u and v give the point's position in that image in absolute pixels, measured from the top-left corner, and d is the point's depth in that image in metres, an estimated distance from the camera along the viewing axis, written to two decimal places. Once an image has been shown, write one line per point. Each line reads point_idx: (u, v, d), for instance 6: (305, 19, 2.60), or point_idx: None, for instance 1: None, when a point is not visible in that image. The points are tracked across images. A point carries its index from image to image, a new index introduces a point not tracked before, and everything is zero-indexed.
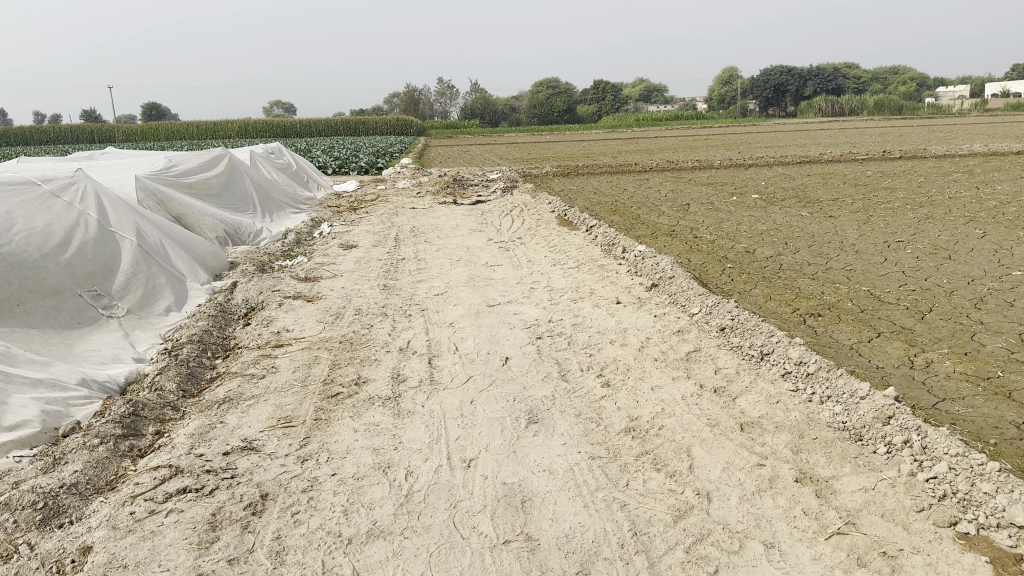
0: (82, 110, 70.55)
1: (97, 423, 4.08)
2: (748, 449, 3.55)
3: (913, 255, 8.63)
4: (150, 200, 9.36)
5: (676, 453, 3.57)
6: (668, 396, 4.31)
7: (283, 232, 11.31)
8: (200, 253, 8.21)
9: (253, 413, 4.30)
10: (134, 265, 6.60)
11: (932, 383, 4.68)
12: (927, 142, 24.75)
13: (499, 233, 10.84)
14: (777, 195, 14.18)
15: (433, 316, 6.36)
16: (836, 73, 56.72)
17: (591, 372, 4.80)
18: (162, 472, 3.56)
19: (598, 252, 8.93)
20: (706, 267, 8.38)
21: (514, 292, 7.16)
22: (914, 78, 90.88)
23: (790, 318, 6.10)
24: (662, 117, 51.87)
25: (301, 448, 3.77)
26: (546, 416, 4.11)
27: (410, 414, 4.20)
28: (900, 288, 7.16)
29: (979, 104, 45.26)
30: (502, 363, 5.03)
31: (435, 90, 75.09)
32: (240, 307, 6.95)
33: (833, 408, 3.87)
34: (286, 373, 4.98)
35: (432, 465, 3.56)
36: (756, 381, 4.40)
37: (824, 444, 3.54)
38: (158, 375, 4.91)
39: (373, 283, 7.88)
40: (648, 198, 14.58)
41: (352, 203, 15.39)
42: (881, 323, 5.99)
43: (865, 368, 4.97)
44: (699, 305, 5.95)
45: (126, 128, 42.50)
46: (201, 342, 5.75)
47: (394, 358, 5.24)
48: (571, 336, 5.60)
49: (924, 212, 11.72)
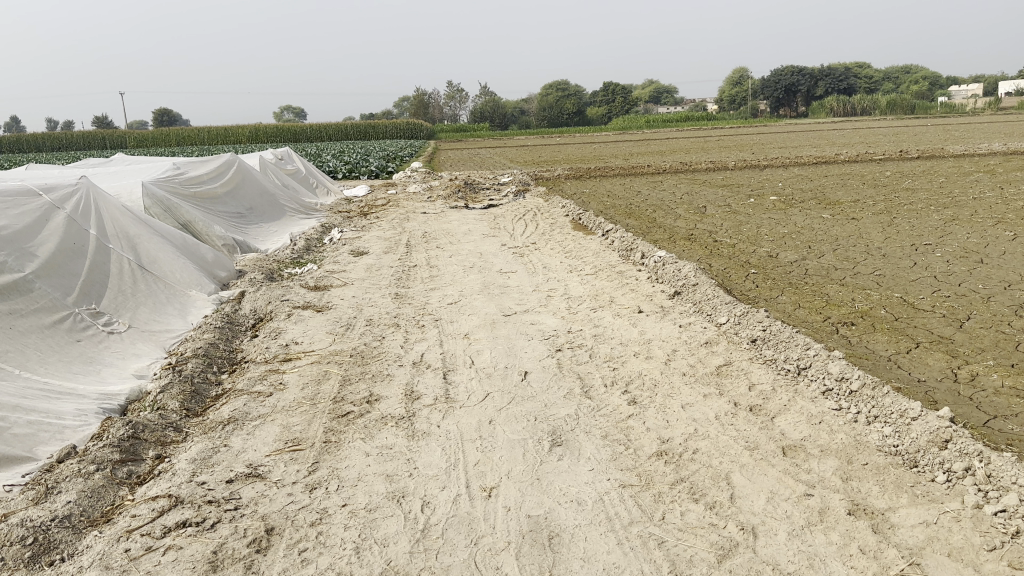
0: (94, 117, 71.17)
1: (94, 447, 3.83)
2: (793, 476, 3.28)
3: (943, 259, 8.30)
4: (157, 208, 9.18)
5: (714, 481, 3.30)
6: (700, 415, 4.04)
7: (292, 238, 11.08)
8: (206, 261, 8.00)
9: (259, 434, 4.05)
10: (133, 284, 6.40)
11: (981, 399, 4.38)
12: (945, 141, 24.37)
13: (513, 238, 10.60)
14: (795, 197, 13.86)
15: (447, 327, 6.10)
16: (848, 72, 56.23)
17: (616, 389, 4.52)
18: (161, 502, 3.32)
19: (615, 257, 8.66)
20: (729, 273, 8.10)
21: (531, 300, 6.88)
22: (926, 76, 90.16)
23: (821, 328, 5.83)
24: (674, 118, 51.61)
25: (309, 476, 3.52)
26: (571, 438, 3.84)
27: (425, 435, 3.94)
28: (934, 294, 6.85)
29: (995, 100, 44.78)
30: (521, 378, 4.77)
31: (444, 94, 74.91)
32: (248, 318, 6.72)
33: (882, 429, 3.59)
34: (294, 391, 4.73)
35: (450, 494, 3.29)
36: (795, 399, 4.11)
37: (875, 470, 3.27)
38: (161, 394, 4.68)
39: (384, 291, 7.63)
40: (662, 201, 14.29)
41: (363, 208, 15.14)
42: (918, 332, 5.70)
43: (906, 382, 4.68)
44: (727, 314, 5.67)
45: (137, 134, 42.48)
46: (207, 356, 5.51)
47: (407, 373, 4.99)
48: (593, 348, 5.33)
49: (951, 213, 11.40)
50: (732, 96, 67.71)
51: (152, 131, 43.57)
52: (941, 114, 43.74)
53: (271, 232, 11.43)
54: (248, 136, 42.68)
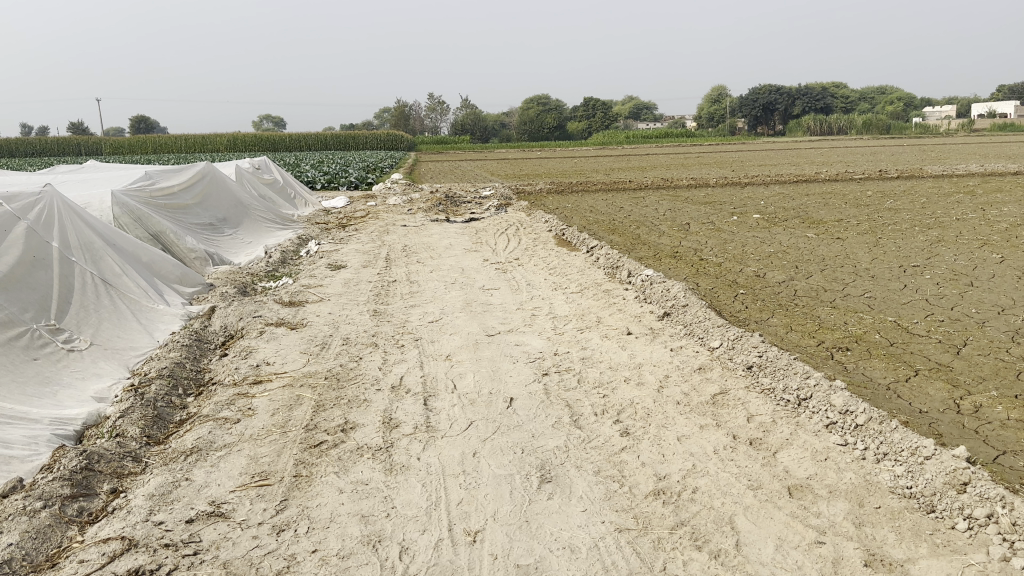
0: (71, 124, 70.55)
1: (43, 481, 3.52)
2: (801, 520, 3.05)
3: (933, 282, 8.17)
4: (126, 218, 8.87)
5: (718, 525, 3.07)
6: (697, 449, 3.80)
7: (268, 251, 10.75)
8: (172, 280, 7.66)
9: (223, 467, 3.75)
10: (96, 298, 6.08)
11: (988, 433, 4.17)
12: (924, 161, 24.52)
13: (495, 253, 10.35)
14: (779, 216, 13.72)
15: (428, 347, 5.82)
16: (826, 92, 56.77)
17: (607, 418, 4.27)
18: (112, 545, 3.03)
19: (601, 275, 8.43)
20: (717, 293, 7.92)
21: (515, 320, 6.62)
22: (901, 97, 91.40)
23: (815, 353, 5.63)
24: (653, 133, 51.72)
25: (276, 516, 3.24)
26: (561, 473, 3.59)
27: (404, 469, 3.67)
28: (928, 319, 6.68)
29: (968, 123, 45.78)
30: (506, 405, 4.50)
31: (426, 107, 74.78)
32: (218, 335, 6.42)
33: (893, 469, 3.38)
34: (264, 417, 4.44)
35: (431, 539, 3.03)
36: (798, 433, 3.88)
37: (890, 515, 3.05)
38: (121, 419, 4.37)
39: (362, 308, 7.34)
40: (645, 217, 14.14)
41: (342, 220, 14.82)
42: (916, 358, 5.50)
43: (907, 413, 4.47)
44: (720, 338, 5.46)
45: (113, 141, 41.72)
46: (172, 377, 5.20)
47: (384, 398, 4.69)
48: (580, 372, 5.09)
49: (936, 234, 11.32)
50: (710, 114, 67.90)
51: (128, 138, 42.93)
52: (915, 135, 44.25)
53: (245, 243, 11.08)
54: (227, 145, 42.38)
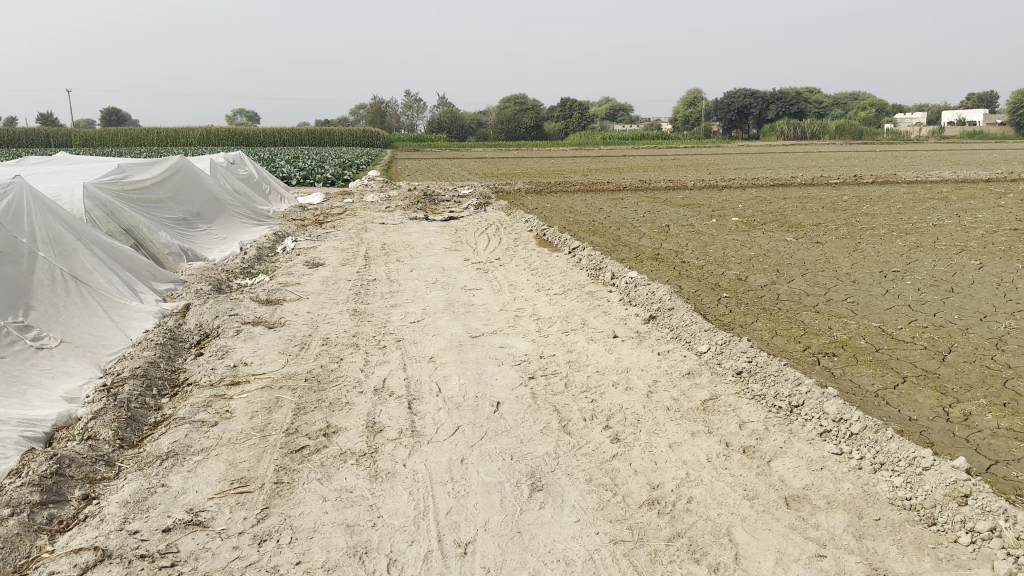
0: (41, 114, 69.25)
1: (11, 487, 3.35)
2: (800, 533, 2.99)
3: (914, 287, 8.20)
4: (98, 211, 8.63)
5: (715, 537, 2.99)
6: (691, 456, 3.72)
7: (243, 247, 10.54)
8: (145, 277, 7.46)
9: (201, 472, 3.60)
10: (67, 294, 5.88)
11: (979, 442, 4.14)
12: (897, 167, 24.77)
13: (476, 252, 10.23)
14: (758, 219, 13.75)
15: (411, 349, 5.69)
16: (800, 97, 57.27)
17: (596, 424, 4.18)
18: (85, 556, 2.88)
19: (584, 276, 8.35)
20: (701, 296, 7.87)
21: (498, 321, 6.51)
22: (873, 103, 92.58)
23: (802, 359, 5.59)
24: (629, 134, 51.77)
25: (257, 525, 3.11)
26: (552, 481, 3.49)
27: (390, 476, 3.54)
28: (912, 324, 6.68)
29: (938, 130, 46.44)
30: (493, 409, 4.40)
31: (402, 104, 74.34)
32: (193, 334, 6.24)
33: (891, 479, 3.33)
34: (242, 420, 4.29)
35: (420, 551, 2.91)
36: (791, 441, 3.82)
37: (890, 528, 3.00)
38: (93, 421, 4.20)
39: (341, 307, 7.18)
40: (625, 218, 14.09)
41: (318, 217, 14.61)
42: (903, 365, 5.48)
43: (897, 421, 4.44)
44: (708, 343, 5.39)
45: (82, 133, 40.85)
46: (147, 376, 5.03)
47: (367, 401, 4.56)
48: (567, 376, 5.00)
49: (914, 239, 11.40)
50: (686, 116, 68.20)
51: (98, 130, 42.15)
52: (887, 140, 44.78)
53: (220, 239, 10.85)
54: (200, 138, 41.80)
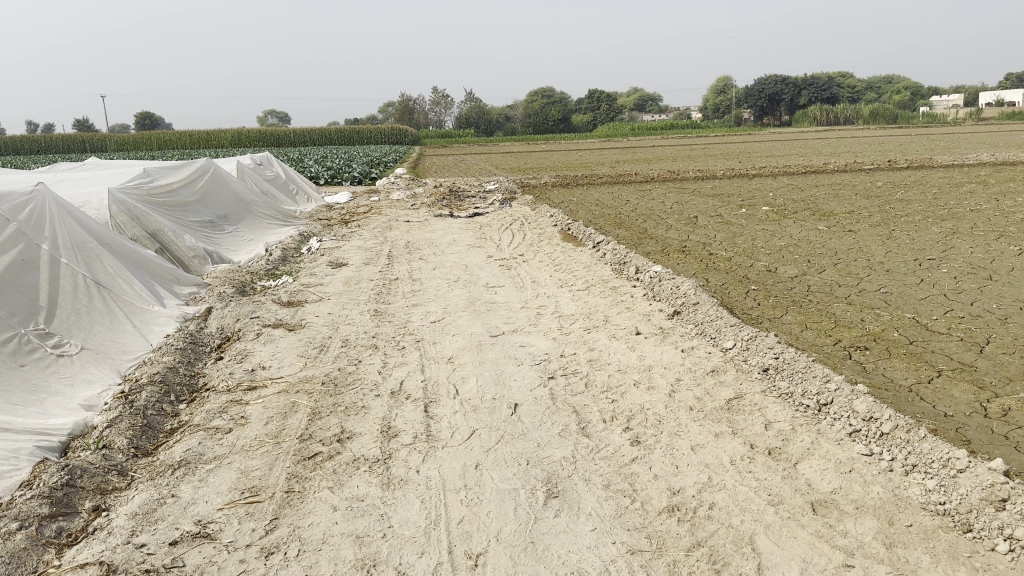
0: (77, 120, 70.44)
1: (21, 499, 3.33)
2: (827, 541, 2.85)
3: (951, 276, 7.93)
4: (123, 216, 8.65)
5: (738, 546, 2.86)
6: (714, 459, 3.58)
7: (268, 248, 10.55)
8: (168, 281, 7.45)
9: (212, 482, 3.56)
10: (89, 300, 5.88)
11: (1018, 439, 3.94)
12: (934, 150, 24.20)
13: (500, 249, 10.14)
14: (788, 207, 13.47)
15: (430, 349, 5.61)
16: (832, 82, 56.23)
17: (617, 426, 4.05)
18: (90, 572, 2.83)
19: (608, 270, 8.22)
20: (728, 289, 7.69)
21: (520, 319, 6.40)
22: (907, 86, 90.73)
23: (833, 353, 5.40)
24: (658, 125, 51.20)
25: (265, 537, 3.05)
26: (568, 487, 3.38)
27: (402, 484, 3.46)
28: (948, 315, 6.43)
29: (976, 113, 45.33)
30: (510, 412, 4.29)
31: (430, 100, 74.43)
32: (213, 337, 6.22)
33: (924, 483, 3.18)
34: (257, 426, 4.23)
35: (430, 563, 2.83)
36: (819, 442, 3.67)
37: (922, 535, 2.85)
38: (108, 429, 4.18)
39: (362, 308, 7.13)
40: (652, 210, 13.89)
41: (344, 216, 14.60)
42: (938, 358, 5.27)
43: (931, 417, 4.25)
44: (733, 339, 5.24)
45: (116, 137, 41.39)
46: (165, 383, 5.00)
47: (383, 405, 4.49)
48: (588, 375, 4.87)
49: (950, 225, 11.06)
50: (716, 104, 67.42)
51: (132, 134, 42.69)
52: (924, 124, 43.77)
53: (245, 241, 10.85)
54: (231, 140, 42.15)
